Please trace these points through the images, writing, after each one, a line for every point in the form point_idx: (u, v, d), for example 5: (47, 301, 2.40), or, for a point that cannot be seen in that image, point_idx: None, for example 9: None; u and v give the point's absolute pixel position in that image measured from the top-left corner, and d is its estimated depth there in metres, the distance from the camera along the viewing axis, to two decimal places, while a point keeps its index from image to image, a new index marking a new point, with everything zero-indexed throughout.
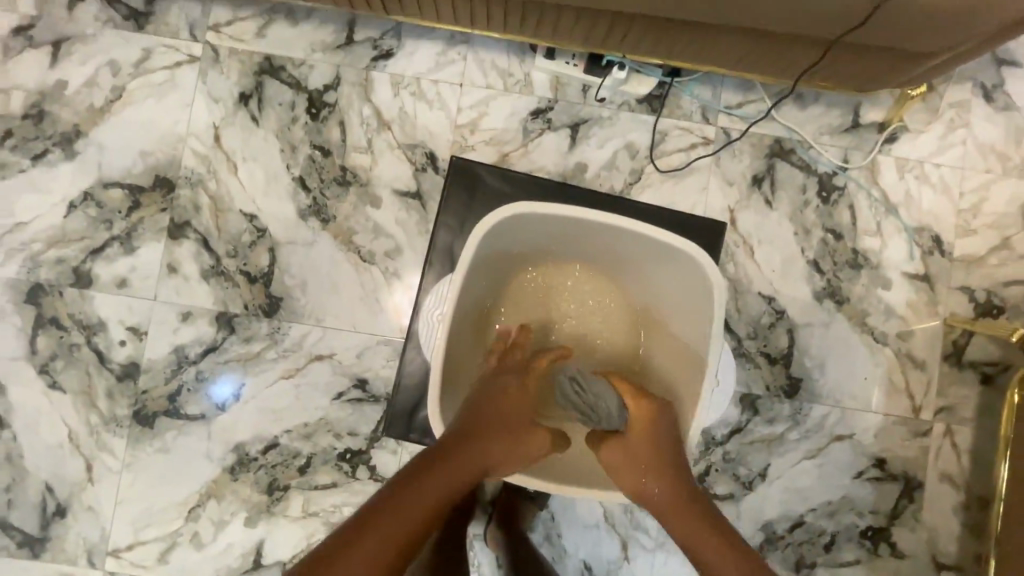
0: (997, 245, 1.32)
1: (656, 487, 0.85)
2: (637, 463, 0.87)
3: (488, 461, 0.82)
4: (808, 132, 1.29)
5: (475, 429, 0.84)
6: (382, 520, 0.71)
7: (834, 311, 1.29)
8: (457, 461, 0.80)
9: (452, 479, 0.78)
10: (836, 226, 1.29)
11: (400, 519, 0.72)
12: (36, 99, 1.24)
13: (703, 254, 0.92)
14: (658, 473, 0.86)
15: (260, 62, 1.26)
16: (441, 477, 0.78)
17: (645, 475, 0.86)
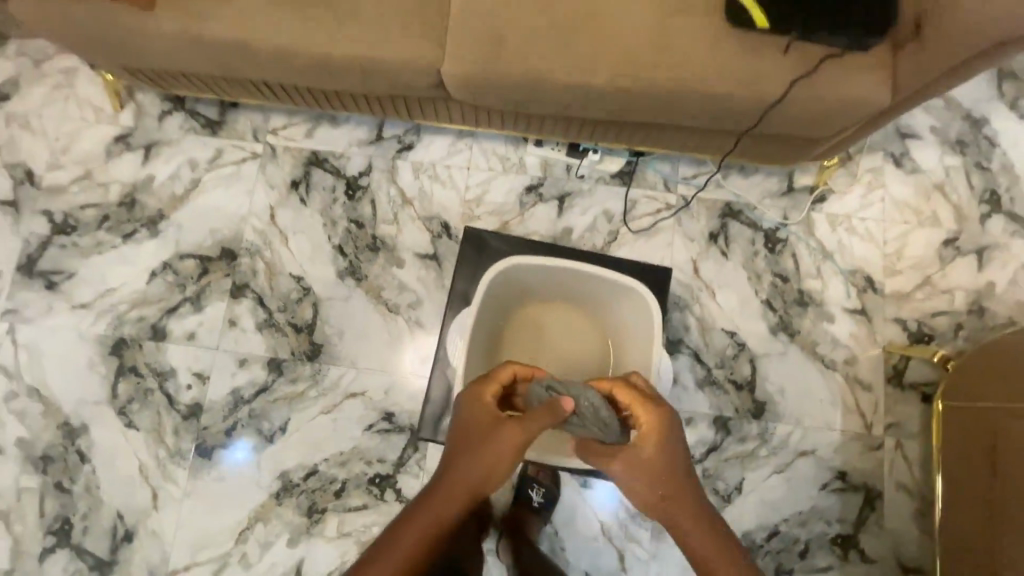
0: (921, 282, 1.57)
1: (677, 509, 0.88)
2: (643, 476, 0.92)
3: (478, 472, 0.90)
4: (752, 196, 1.58)
5: (464, 448, 0.93)
6: (386, 545, 0.82)
7: (788, 342, 1.52)
8: (448, 483, 0.89)
9: (446, 500, 0.87)
10: (782, 271, 1.55)
11: (401, 543, 0.83)
12: (130, 190, 1.55)
13: (650, 295, 1.17)
14: (675, 496, 0.89)
15: (309, 155, 1.58)
16: (434, 500, 0.87)
17: (664, 486, 0.89)
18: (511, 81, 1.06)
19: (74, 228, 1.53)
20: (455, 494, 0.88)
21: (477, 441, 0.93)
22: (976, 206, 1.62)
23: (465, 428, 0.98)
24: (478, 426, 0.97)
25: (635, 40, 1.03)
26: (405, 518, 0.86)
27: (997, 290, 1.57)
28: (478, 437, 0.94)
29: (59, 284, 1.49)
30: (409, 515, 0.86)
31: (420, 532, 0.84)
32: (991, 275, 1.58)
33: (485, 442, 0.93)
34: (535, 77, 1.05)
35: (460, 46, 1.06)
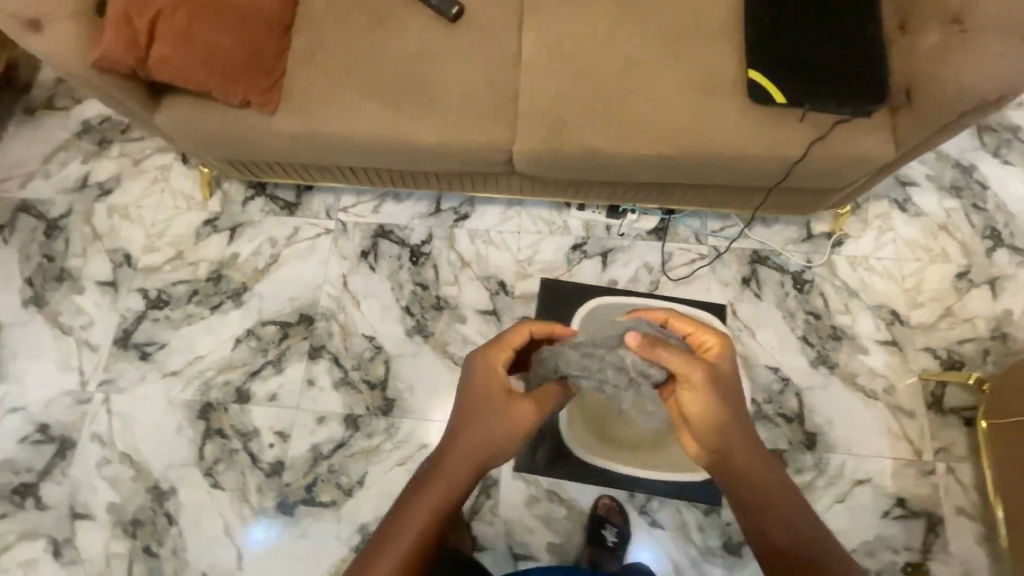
0: (943, 313, 1.70)
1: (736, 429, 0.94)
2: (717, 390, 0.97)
3: (491, 444, 0.94)
4: (776, 244, 1.75)
5: (475, 423, 0.96)
6: (404, 516, 0.86)
7: (829, 375, 1.63)
8: (461, 457, 0.92)
9: (460, 472, 0.91)
10: (813, 309, 1.69)
11: (419, 515, 0.86)
12: (217, 267, 1.72)
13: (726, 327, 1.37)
14: (733, 411, 0.96)
15: (376, 228, 1.77)
16: (449, 472, 0.90)
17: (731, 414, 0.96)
18: (574, 154, 1.25)
19: (167, 303, 1.68)
20: (469, 467, 0.92)
21: (492, 411, 0.97)
22: (981, 242, 1.78)
23: (476, 400, 0.99)
24: (493, 397, 0.99)
25: (679, 117, 1.22)
26: (420, 491, 0.89)
27: (1014, 316, 1.70)
28: (489, 412, 0.97)
29: (152, 354, 1.63)
30: (426, 490, 0.89)
31: (438, 504, 0.88)
32: (1007, 303, 1.71)
33: (495, 419, 0.96)
34: (595, 151, 1.23)
35: (530, 128, 1.23)
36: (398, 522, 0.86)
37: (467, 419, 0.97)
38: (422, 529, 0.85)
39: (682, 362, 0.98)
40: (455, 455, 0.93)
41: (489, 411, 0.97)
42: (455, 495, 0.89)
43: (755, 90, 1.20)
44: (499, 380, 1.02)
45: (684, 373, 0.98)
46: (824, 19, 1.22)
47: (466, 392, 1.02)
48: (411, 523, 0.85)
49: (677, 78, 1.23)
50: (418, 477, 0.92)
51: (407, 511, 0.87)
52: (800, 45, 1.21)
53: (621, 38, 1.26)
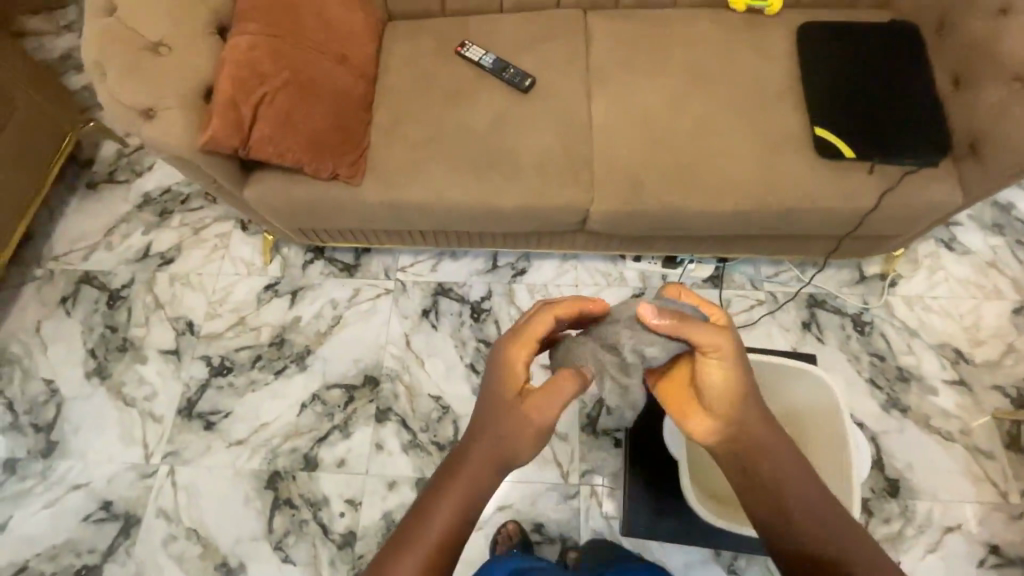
0: (1006, 349, 1.70)
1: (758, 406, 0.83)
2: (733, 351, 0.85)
3: (516, 444, 0.80)
4: (831, 286, 1.78)
5: (498, 420, 0.81)
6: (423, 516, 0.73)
7: (903, 417, 1.61)
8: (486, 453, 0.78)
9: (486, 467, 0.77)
10: (877, 351, 1.69)
11: (438, 525, 0.71)
12: (280, 331, 1.73)
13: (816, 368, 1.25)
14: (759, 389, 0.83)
15: (435, 286, 1.79)
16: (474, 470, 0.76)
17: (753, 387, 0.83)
18: (648, 211, 1.29)
19: (230, 370, 1.68)
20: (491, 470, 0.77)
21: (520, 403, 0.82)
22: None
23: (496, 394, 0.84)
24: (516, 392, 0.83)
25: (748, 173, 1.28)
26: (436, 498, 0.74)
27: None
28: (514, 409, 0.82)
29: (216, 422, 1.61)
30: (443, 495, 0.74)
31: (455, 512, 0.73)
32: None
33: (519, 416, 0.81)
34: (671, 208, 1.28)
35: (606, 190, 1.30)
36: (409, 534, 0.71)
37: (488, 417, 0.82)
38: (438, 545, 0.70)
39: (707, 330, 0.82)
40: (477, 455, 0.78)
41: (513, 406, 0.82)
42: (474, 499, 0.75)
43: (822, 145, 1.27)
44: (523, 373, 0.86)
45: (711, 344, 0.81)
46: (881, 77, 1.29)
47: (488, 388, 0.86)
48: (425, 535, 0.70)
49: (742, 138, 1.31)
50: (433, 481, 0.77)
51: (420, 521, 0.72)
52: (863, 103, 1.28)
53: (684, 105, 1.35)
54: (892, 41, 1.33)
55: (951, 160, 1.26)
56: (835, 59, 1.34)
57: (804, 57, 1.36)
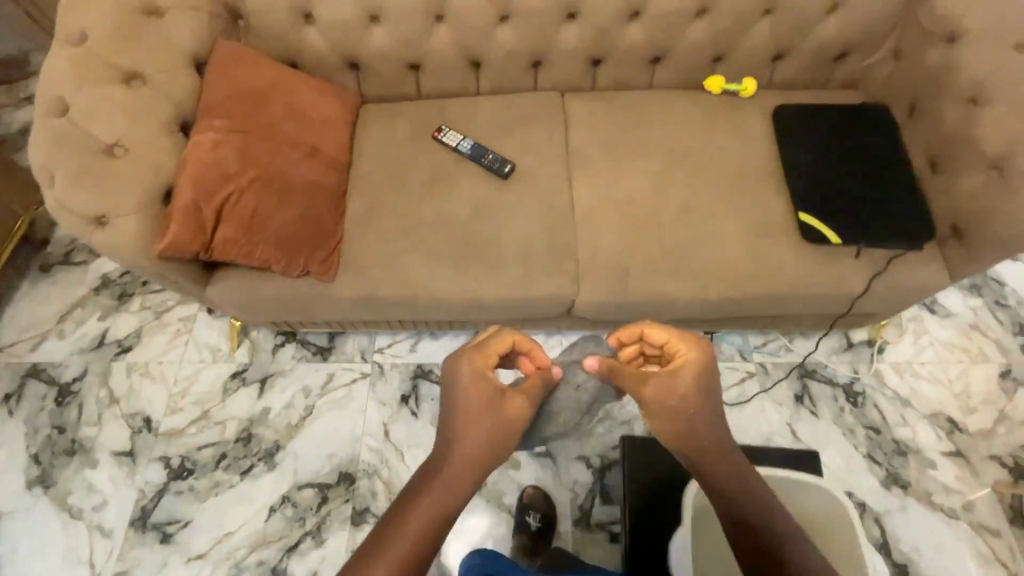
0: (998, 416, 1.68)
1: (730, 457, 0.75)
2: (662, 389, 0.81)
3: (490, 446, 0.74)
4: (820, 355, 1.74)
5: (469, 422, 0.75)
6: (404, 515, 0.65)
7: (904, 494, 1.56)
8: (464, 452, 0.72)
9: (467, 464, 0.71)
10: (872, 423, 1.66)
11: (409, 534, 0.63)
12: (247, 424, 1.61)
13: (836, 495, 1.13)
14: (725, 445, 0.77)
15: (415, 368, 1.70)
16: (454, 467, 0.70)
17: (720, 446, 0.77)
18: (636, 300, 1.25)
19: (191, 471, 1.54)
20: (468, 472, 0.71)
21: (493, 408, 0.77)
22: (1013, 338, 1.81)
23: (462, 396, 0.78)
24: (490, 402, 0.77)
25: (733, 261, 1.26)
26: (405, 507, 0.66)
27: None
28: (486, 410, 0.77)
29: (173, 534, 1.47)
30: (413, 502, 0.66)
31: (428, 522, 0.65)
32: None
33: (490, 419, 0.76)
34: (658, 297, 1.25)
35: (593, 279, 1.26)
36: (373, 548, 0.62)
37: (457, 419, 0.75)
38: (410, 557, 0.62)
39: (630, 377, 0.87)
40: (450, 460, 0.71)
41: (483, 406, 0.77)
42: (450, 505, 0.67)
43: (809, 229, 1.25)
44: (489, 379, 0.81)
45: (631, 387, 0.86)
46: (858, 161, 1.31)
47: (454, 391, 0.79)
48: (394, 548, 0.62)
49: (728, 223, 1.29)
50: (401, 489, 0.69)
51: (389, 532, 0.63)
52: (845, 186, 1.28)
53: (667, 189, 1.33)
54: (866, 124, 1.35)
55: (936, 243, 1.25)
56: (814, 142, 1.35)
57: (782, 140, 1.37)
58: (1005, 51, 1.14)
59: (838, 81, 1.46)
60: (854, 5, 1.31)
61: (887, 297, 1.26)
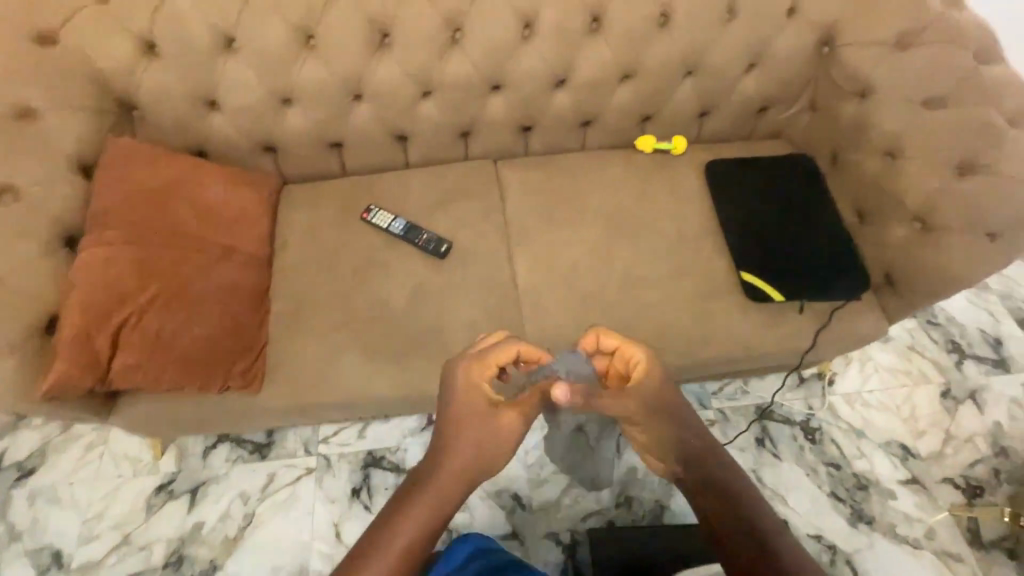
0: (945, 437, 1.73)
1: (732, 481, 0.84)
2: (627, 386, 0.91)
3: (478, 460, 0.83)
4: (776, 394, 1.75)
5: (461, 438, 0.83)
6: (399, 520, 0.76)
7: (870, 530, 1.57)
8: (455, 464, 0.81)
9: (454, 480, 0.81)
10: (831, 459, 1.67)
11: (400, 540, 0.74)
12: (178, 545, 1.44)
13: None
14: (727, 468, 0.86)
15: (365, 456, 1.57)
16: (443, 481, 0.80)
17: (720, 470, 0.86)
18: None
19: None
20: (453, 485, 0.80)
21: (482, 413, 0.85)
22: (949, 357, 1.89)
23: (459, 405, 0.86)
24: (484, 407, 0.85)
25: (682, 327, 1.24)
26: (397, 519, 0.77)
27: (1005, 429, 1.76)
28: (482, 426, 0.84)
29: None
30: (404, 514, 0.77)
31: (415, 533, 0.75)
32: (993, 415, 1.78)
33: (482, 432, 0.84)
34: None
35: None
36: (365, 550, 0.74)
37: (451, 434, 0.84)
38: (400, 561, 0.73)
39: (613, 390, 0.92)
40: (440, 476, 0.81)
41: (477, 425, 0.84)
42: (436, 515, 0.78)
43: (752, 290, 1.25)
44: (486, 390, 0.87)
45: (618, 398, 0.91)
46: (790, 214, 1.32)
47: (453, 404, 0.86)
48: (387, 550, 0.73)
49: (673, 288, 1.27)
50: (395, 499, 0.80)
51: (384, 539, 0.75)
52: (782, 241, 1.29)
53: (609, 256, 1.31)
54: (794, 175, 1.37)
55: (873, 290, 1.28)
56: (747, 197, 1.36)
57: (717, 197, 1.37)
58: (913, 107, 1.19)
59: (763, 131, 1.49)
60: (770, 63, 1.34)
61: (834, 347, 1.28)
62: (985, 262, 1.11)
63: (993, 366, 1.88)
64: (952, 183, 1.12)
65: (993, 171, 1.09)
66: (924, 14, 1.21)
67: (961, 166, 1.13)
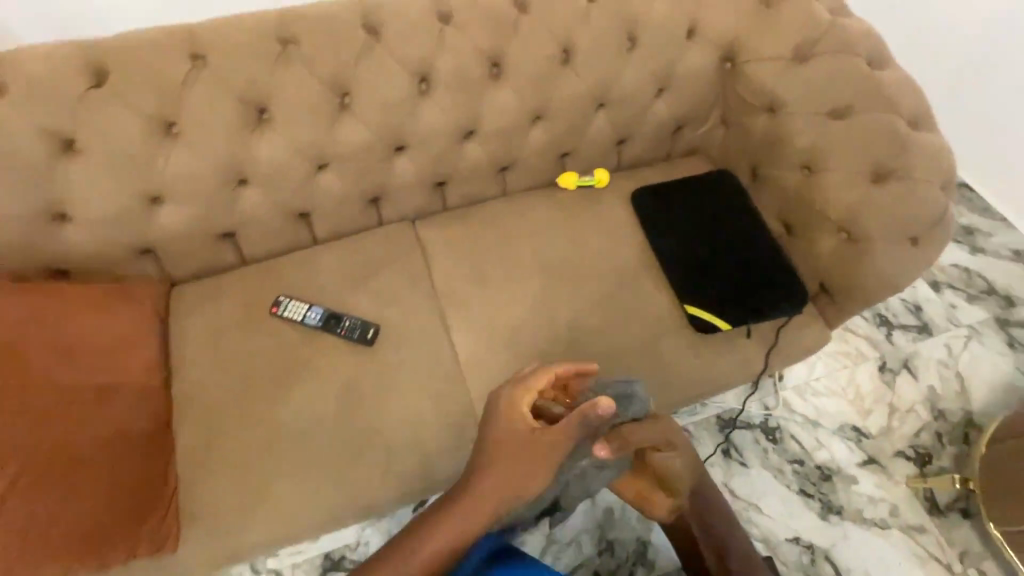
0: (889, 411, 1.81)
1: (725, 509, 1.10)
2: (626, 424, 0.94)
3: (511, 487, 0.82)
4: (732, 400, 1.76)
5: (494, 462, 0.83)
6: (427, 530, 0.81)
7: (841, 520, 1.61)
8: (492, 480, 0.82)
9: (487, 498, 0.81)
10: (794, 456, 1.70)
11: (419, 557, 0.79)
12: None
13: None
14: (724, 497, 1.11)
15: (322, 561, 1.41)
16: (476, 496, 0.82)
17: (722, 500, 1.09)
18: None
19: None
20: (479, 509, 0.81)
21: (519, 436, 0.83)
22: (879, 330, 1.98)
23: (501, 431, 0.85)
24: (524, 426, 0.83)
25: (635, 373, 1.19)
26: (416, 535, 0.82)
27: (938, 391, 1.86)
28: (519, 455, 0.82)
29: None
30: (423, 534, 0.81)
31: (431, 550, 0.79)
32: (927, 380, 1.88)
33: (516, 460, 0.82)
34: None
35: None
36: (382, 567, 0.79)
37: (485, 460, 0.84)
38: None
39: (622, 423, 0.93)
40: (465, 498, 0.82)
41: (517, 452, 0.82)
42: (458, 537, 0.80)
43: (699, 322, 1.22)
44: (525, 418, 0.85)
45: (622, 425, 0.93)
46: (722, 235, 1.30)
47: (493, 432, 0.85)
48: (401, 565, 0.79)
49: (621, 333, 1.22)
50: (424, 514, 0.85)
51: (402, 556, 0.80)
52: (719, 265, 1.26)
53: (550, 309, 1.24)
54: (718, 194, 1.36)
55: (811, 298, 1.28)
56: (678, 224, 1.33)
57: (648, 228, 1.34)
58: (821, 118, 1.19)
59: (680, 150, 1.46)
60: (677, 86, 1.31)
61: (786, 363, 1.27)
62: (910, 264, 1.13)
63: (918, 332, 1.99)
64: (869, 192, 1.13)
65: (904, 176, 1.12)
66: (816, 25, 1.22)
67: (874, 174, 1.14)
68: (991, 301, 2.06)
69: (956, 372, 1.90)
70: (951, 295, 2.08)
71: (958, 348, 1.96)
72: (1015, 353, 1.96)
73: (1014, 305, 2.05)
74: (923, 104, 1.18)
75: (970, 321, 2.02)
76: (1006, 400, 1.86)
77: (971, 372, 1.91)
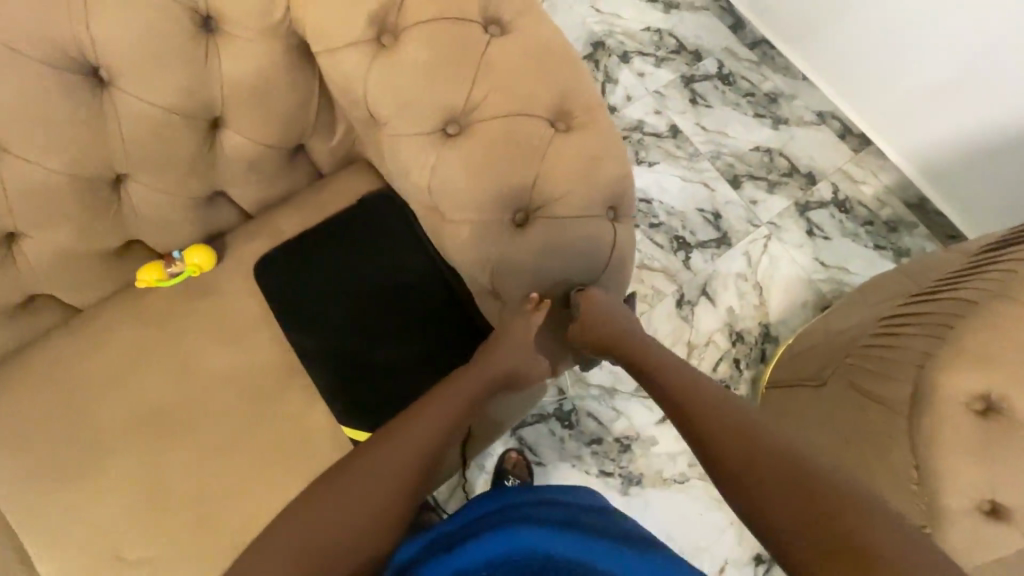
0: (687, 351, 1.68)
1: None
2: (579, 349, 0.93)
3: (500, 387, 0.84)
4: (552, 400, 1.58)
5: (488, 371, 0.82)
6: (387, 442, 0.75)
7: (641, 489, 1.53)
8: (477, 383, 0.81)
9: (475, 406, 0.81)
10: (592, 435, 1.56)
11: (385, 476, 0.73)
12: None
13: None
14: None
15: None
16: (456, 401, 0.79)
17: None
18: None
19: None
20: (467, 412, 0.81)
21: (525, 346, 0.83)
22: (676, 257, 1.75)
23: (510, 338, 0.83)
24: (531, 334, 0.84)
25: None
26: (378, 458, 0.74)
27: (737, 312, 1.72)
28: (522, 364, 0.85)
29: None
30: (400, 436, 0.75)
31: (410, 465, 0.74)
32: (726, 302, 1.72)
33: (516, 368, 0.84)
34: None
35: None
36: (325, 528, 0.68)
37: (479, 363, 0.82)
38: (376, 500, 0.71)
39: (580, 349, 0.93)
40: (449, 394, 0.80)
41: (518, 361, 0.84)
42: (437, 439, 0.77)
43: None
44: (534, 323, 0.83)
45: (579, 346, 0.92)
46: (376, 306, 0.96)
47: (496, 347, 0.83)
48: (365, 505, 0.70)
49: (271, 483, 0.92)
50: (398, 418, 0.79)
51: (355, 493, 0.71)
52: (375, 355, 0.95)
53: (166, 477, 0.91)
54: (370, 243, 0.98)
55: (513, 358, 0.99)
56: (315, 304, 0.96)
57: (281, 320, 0.96)
58: (436, 134, 0.78)
59: (327, 168, 1.02)
60: (229, 110, 0.82)
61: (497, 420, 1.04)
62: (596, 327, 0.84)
63: (717, 247, 1.76)
64: (511, 243, 0.79)
65: (551, 216, 0.78)
66: None
67: (517, 214, 0.79)
68: (793, 184, 1.82)
69: (755, 283, 1.74)
70: (751, 189, 1.81)
71: (758, 253, 1.76)
72: (814, 241, 1.77)
73: (816, 182, 1.82)
74: (573, 83, 0.78)
75: (770, 215, 1.79)
76: (802, 301, 1.73)
77: (769, 278, 1.74)
